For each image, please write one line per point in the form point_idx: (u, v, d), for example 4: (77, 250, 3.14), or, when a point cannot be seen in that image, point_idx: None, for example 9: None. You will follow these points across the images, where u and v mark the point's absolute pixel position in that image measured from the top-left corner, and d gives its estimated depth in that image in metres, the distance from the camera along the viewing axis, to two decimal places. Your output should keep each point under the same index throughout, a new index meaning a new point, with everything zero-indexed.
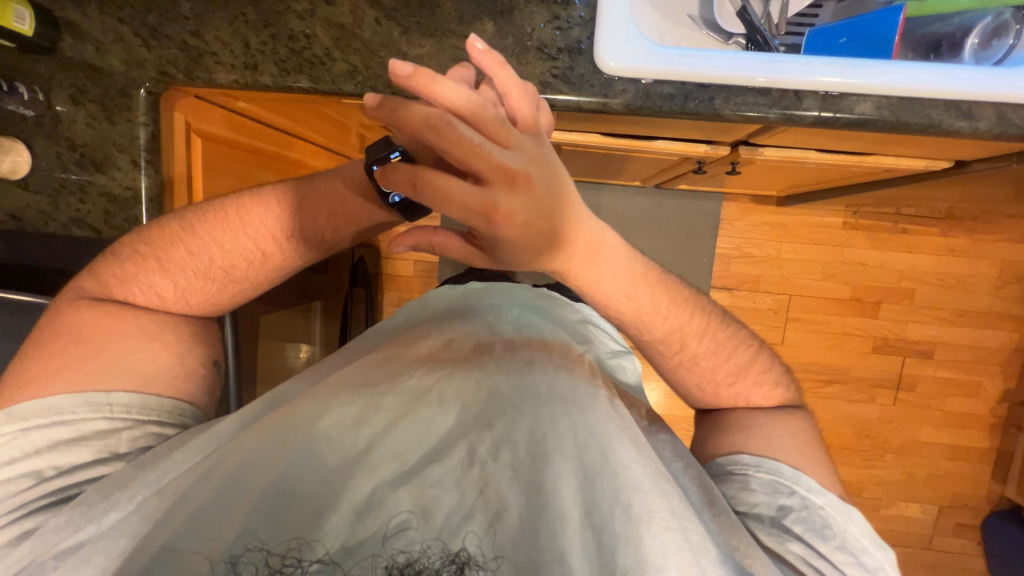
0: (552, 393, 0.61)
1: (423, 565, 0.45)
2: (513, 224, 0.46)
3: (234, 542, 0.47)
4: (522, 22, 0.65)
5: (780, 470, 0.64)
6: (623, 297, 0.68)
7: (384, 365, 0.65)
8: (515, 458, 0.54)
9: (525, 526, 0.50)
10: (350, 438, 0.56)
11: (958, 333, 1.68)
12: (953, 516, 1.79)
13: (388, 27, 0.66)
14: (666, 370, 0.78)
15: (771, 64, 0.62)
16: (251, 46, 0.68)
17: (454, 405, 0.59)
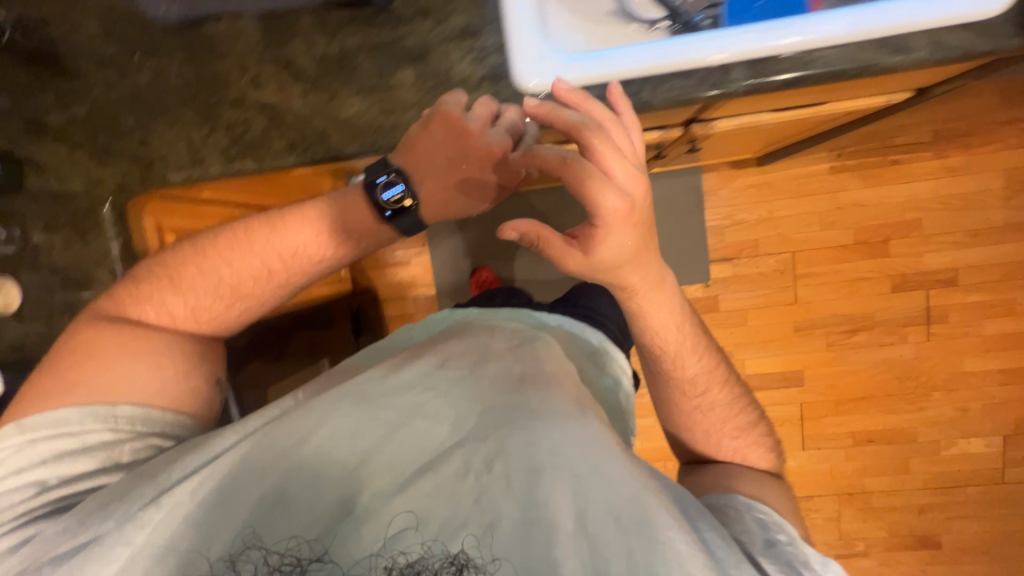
0: (552, 407, 0.58)
1: (423, 565, 0.50)
2: (623, 224, 0.58)
3: (234, 540, 0.53)
4: (439, 62, 0.66)
5: (771, 513, 0.71)
6: (672, 328, 0.79)
7: (374, 384, 0.63)
8: (507, 468, 0.53)
9: (517, 534, 0.50)
10: (346, 449, 0.57)
11: (978, 253, 1.60)
12: (1021, 444, 1.69)
13: (315, 97, 0.68)
14: (681, 411, 0.86)
15: (685, 47, 0.62)
16: (195, 143, 0.71)
17: (449, 419, 0.58)
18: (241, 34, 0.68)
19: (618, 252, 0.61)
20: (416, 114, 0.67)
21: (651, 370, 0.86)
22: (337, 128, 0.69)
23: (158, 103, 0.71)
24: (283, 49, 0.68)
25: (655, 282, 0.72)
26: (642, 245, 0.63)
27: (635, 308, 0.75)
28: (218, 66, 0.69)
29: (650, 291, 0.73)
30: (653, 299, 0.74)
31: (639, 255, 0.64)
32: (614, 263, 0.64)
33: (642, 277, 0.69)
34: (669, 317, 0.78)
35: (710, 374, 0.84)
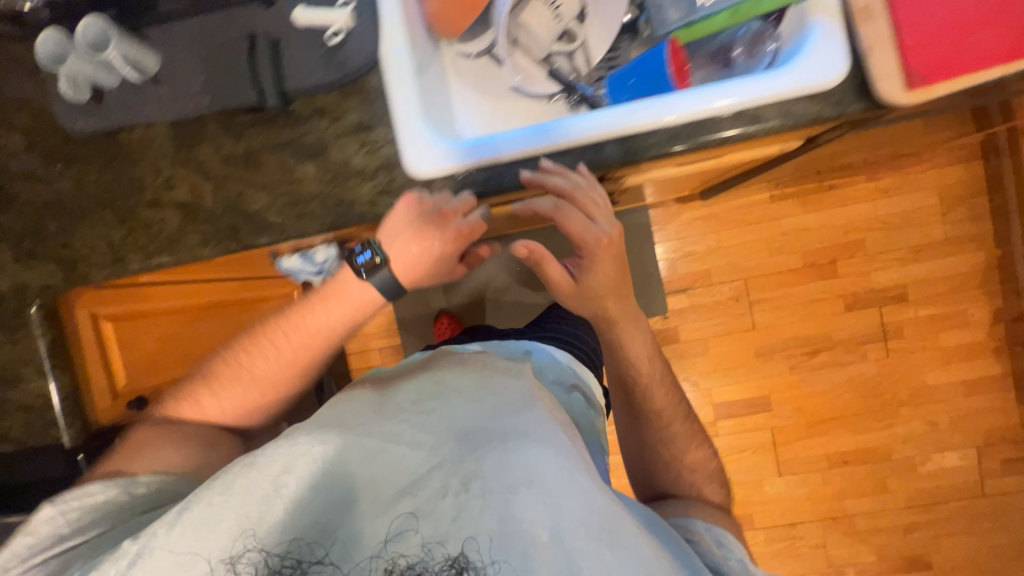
0: (529, 426, 0.58)
1: (423, 566, 0.49)
2: (606, 261, 0.75)
3: (229, 544, 0.51)
4: (337, 156, 0.70)
5: (727, 534, 0.74)
6: (643, 362, 0.86)
7: (362, 408, 0.62)
8: (488, 485, 0.51)
9: (506, 543, 0.48)
10: (333, 468, 0.55)
11: (923, 268, 1.64)
12: (996, 454, 1.67)
13: (225, 193, 0.72)
14: (647, 440, 0.89)
15: (555, 132, 0.67)
16: (115, 243, 0.75)
17: (426, 441, 0.56)
18: (153, 141, 0.73)
19: (603, 287, 0.77)
20: (320, 204, 0.71)
21: (621, 400, 0.90)
22: (246, 221, 0.73)
23: (79, 208, 0.75)
24: (192, 152, 0.72)
25: (628, 317, 0.83)
26: (620, 276, 0.78)
27: (615, 338, 0.84)
28: (133, 172, 0.74)
29: (627, 325, 0.83)
30: (630, 331, 0.84)
31: (621, 286, 0.79)
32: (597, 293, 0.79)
33: (620, 311, 0.81)
34: (641, 349, 0.86)
35: (673, 410, 0.88)
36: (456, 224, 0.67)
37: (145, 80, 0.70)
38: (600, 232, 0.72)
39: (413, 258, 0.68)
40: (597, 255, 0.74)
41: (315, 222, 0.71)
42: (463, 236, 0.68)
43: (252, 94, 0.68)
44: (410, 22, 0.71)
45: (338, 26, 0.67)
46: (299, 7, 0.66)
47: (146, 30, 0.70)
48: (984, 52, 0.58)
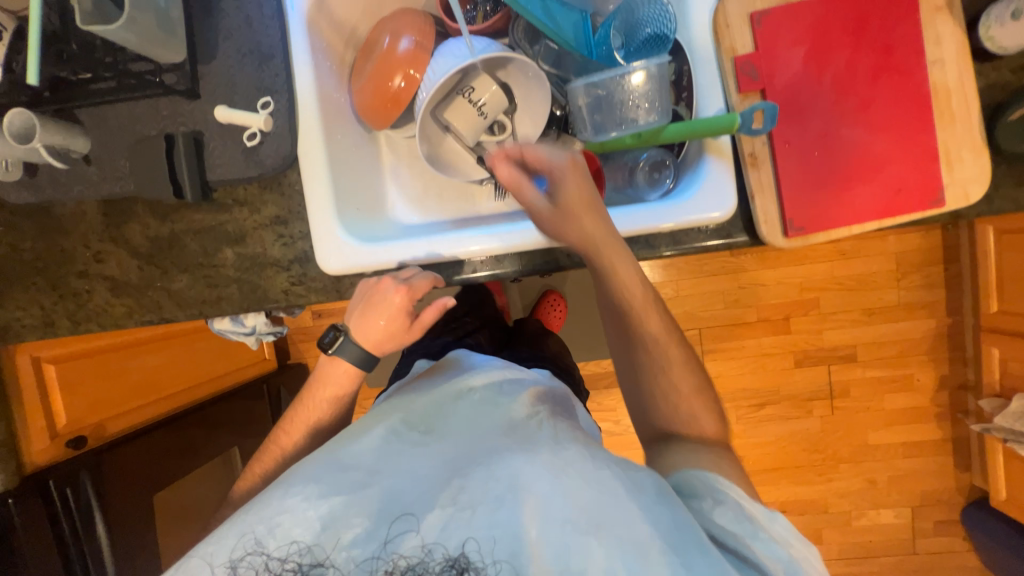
0: (514, 438, 0.55)
1: (424, 568, 0.47)
2: (573, 176, 0.64)
3: (232, 549, 0.51)
4: (255, 246, 0.74)
5: (742, 499, 0.51)
6: (618, 276, 0.64)
7: (359, 429, 0.61)
8: (479, 489, 0.50)
9: (504, 540, 0.46)
10: (333, 482, 0.53)
11: (875, 331, 1.67)
12: (929, 514, 1.72)
13: (149, 271, 0.76)
14: (644, 370, 0.66)
15: (461, 241, 0.71)
16: (45, 308, 0.79)
17: (422, 462, 0.55)
18: (84, 216, 0.76)
19: (571, 220, 0.64)
20: (237, 289, 0.75)
21: (611, 328, 0.69)
22: (168, 299, 0.76)
23: (13, 274, 0.79)
24: (120, 230, 0.76)
25: (599, 231, 0.63)
26: (590, 202, 0.64)
27: (603, 265, 0.64)
28: (65, 243, 0.77)
29: (604, 237, 0.63)
30: (608, 247, 0.64)
31: (594, 209, 0.64)
32: (572, 228, 0.64)
33: (596, 234, 0.63)
34: (630, 264, 0.65)
35: (664, 325, 0.65)
36: (392, 287, 0.66)
37: (74, 163, 0.73)
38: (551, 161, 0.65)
39: (369, 328, 0.67)
40: (565, 173, 0.64)
41: (233, 305, 0.75)
42: (413, 292, 0.66)
43: (169, 187, 0.69)
44: (331, 115, 0.74)
45: (257, 128, 0.69)
46: (222, 106, 0.69)
47: (76, 114, 0.72)
48: (865, 206, 0.61)
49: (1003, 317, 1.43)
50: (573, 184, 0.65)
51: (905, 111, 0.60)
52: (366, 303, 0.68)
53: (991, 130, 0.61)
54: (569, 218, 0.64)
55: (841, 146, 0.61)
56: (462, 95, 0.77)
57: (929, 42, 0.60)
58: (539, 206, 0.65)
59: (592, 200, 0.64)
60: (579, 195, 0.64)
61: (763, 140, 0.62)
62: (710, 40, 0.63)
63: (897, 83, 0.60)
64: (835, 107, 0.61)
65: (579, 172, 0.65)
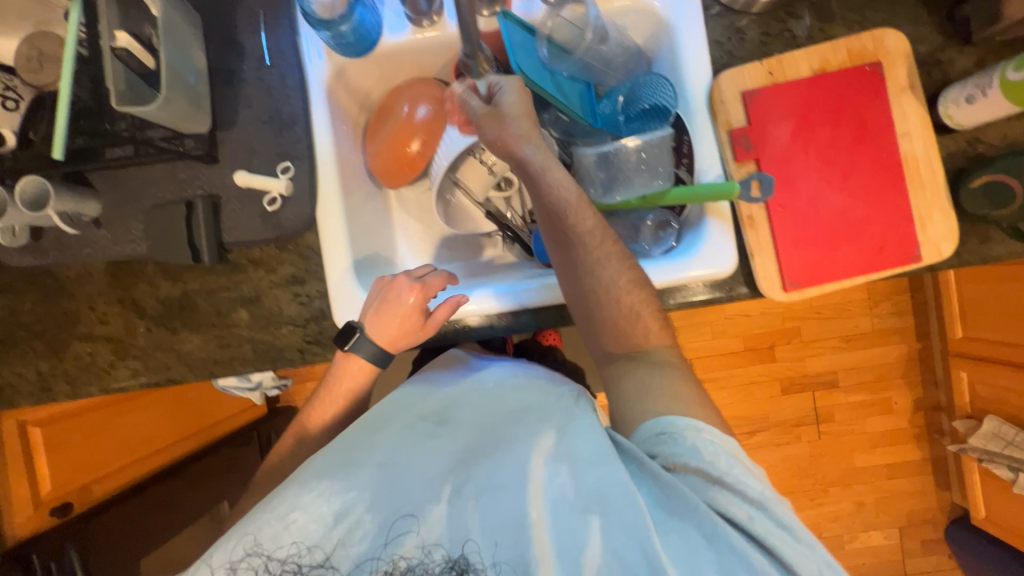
0: (520, 436, 0.62)
1: (424, 567, 0.55)
2: (520, 93, 0.65)
3: (238, 546, 0.55)
4: (270, 304, 0.74)
5: (707, 440, 0.56)
6: (551, 180, 0.63)
7: (376, 423, 0.66)
8: (480, 491, 0.58)
9: (503, 535, 0.55)
10: (352, 481, 0.59)
11: (852, 356, 1.75)
12: (916, 534, 1.78)
13: (158, 331, 0.75)
14: (585, 272, 0.64)
15: (480, 300, 0.73)
16: (43, 372, 0.76)
17: (436, 459, 0.62)
18: (90, 278, 0.75)
19: (515, 125, 0.64)
20: (250, 348, 0.74)
21: (547, 236, 0.66)
22: (177, 359, 0.75)
23: (10, 337, 0.76)
24: (129, 290, 0.75)
25: (535, 143, 0.64)
26: (530, 117, 0.65)
27: (535, 166, 0.63)
28: (69, 305, 0.76)
29: (538, 150, 0.64)
30: (546, 158, 0.63)
31: (535, 122, 0.65)
32: (510, 130, 0.63)
33: (527, 149, 0.63)
34: (566, 175, 0.64)
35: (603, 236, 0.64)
36: (406, 282, 0.68)
37: (84, 226, 0.72)
38: (494, 77, 0.67)
39: (382, 322, 0.68)
40: (512, 91, 0.65)
41: (245, 364, 0.74)
42: (428, 289, 0.69)
43: (187, 251, 0.70)
44: (348, 176, 0.76)
45: (278, 192, 0.71)
46: (241, 170, 0.71)
47: (88, 177, 0.72)
48: (855, 261, 0.67)
49: (967, 342, 1.54)
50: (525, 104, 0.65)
51: (881, 179, 0.67)
52: (383, 292, 0.69)
53: (954, 193, 0.68)
54: (509, 123, 0.64)
55: (829, 209, 0.67)
56: (475, 155, 0.82)
57: (897, 118, 0.67)
58: (476, 108, 0.66)
59: (531, 114, 0.65)
60: (522, 108, 0.65)
61: (760, 203, 0.68)
62: (707, 114, 0.69)
63: (874, 154, 0.67)
64: (821, 174, 0.67)
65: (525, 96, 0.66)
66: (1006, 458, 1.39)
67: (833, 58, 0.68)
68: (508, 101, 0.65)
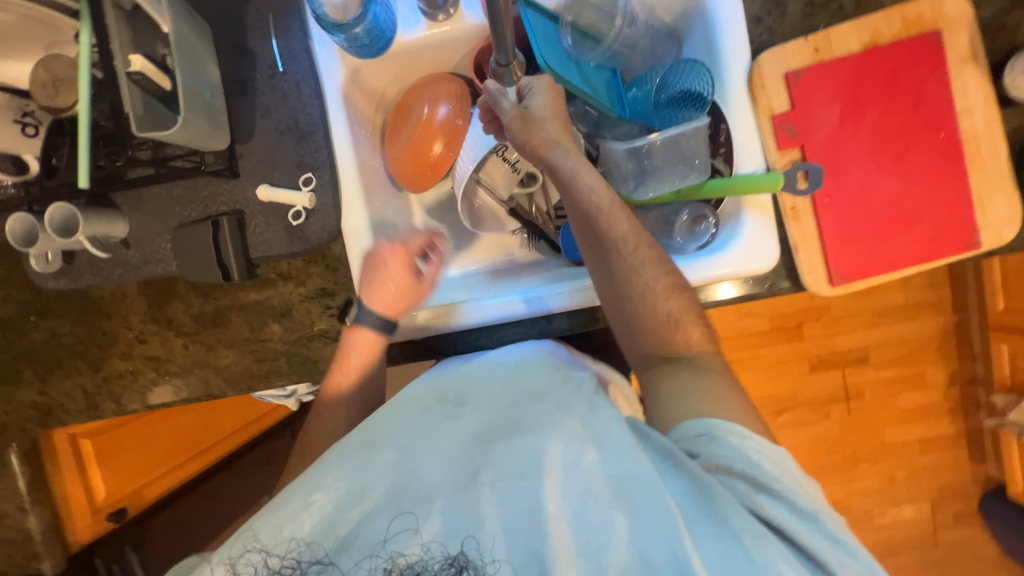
0: (542, 419, 0.56)
1: (424, 566, 0.49)
2: (547, 94, 0.65)
3: (236, 542, 0.51)
4: (302, 318, 0.74)
5: (746, 441, 0.54)
6: (581, 181, 0.61)
7: (390, 410, 0.60)
8: (497, 480, 0.53)
9: (516, 530, 0.50)
10: (357, 470, 0.54)
11: (886, 332, 1.69)
12: (949, 506, 1.76)
13: (195, 348, 0.76)
14: (620, 272, 0.63)
15: (510, 305, 0.71)
16: (89, 391, 0.78)
17: (449, 444, 0.56)
18: (124, 298, 0.76)
19: (542, 129, 0.63)
20: (286, 361, 0.75)
21: (580, 242, 0.64)
22: (215, 374, 0.76)
23: (54, 359, 0.78)
24: (163, 309, 0.76)
25: (560, 146, 0.63)
26: (558, 117, 0.65)
27: (565, 167, 0.62)
28: (107, 325, 0.77)
29: (565, 154, 0.62)
30: (572, 161, 0.62)
31: (560, 125, 0.65)
32: (541, 133, 0.63)
33: (555, 152, 0.62)
34: (597, 176, 0.63)
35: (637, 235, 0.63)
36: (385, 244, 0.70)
37: (113, 247, 0.72)
38: (523, 79, 0.67)
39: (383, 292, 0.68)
40: (541, 93, 0.65)
41: (282, 377, 0.75)
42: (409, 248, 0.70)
43: (217, 271, 0.69)
44: (370, 183, 0.74)
45: (302, 206, 0.70)
46: (264, 185, 0.70)
47: (112, 198, 0.71)
48: (908, 252, 0.64)
49: (1010, 314, 1.48)
50: (555, 107, 0.65)
51: (939, 161, 0.63)
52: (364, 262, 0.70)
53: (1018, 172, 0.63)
54: (540, 129, 0.63)
55: (880, 197, 0.63)
56: (496, 154, 0.79)
57: (957, 93, 0.62)
58: (506, 108, 0.63)
59: (558, 116, 0.65)
60: (548, 111, 0.65)
61: (806, 195, 0.64)
62: (746, 99, 0.65)
63: (932, 135, 0.62)
64: (872, 161, 0.63)
65: (554, 98, 0.65)
66: None
67: (886, 29, 0.62)
68: (540, 103, 0.65)
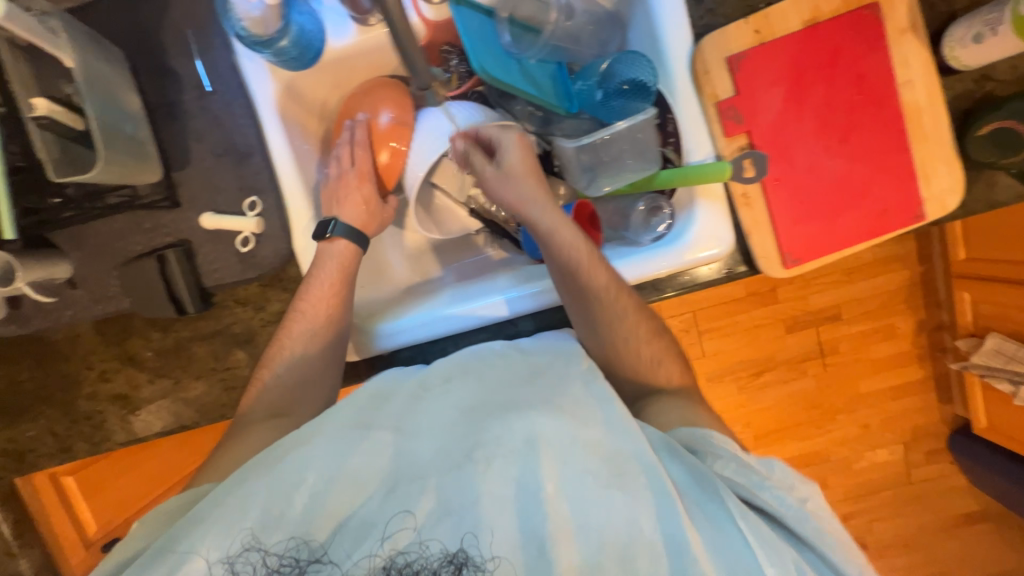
0: (534, 396, 0.57)
1: (421, 565, 0.48)
2: (517, 144, 0.68)
3: (230, 543, 0.49)
4: (266, 342, 0.73)
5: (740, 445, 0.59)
6: (554, 235, 0.64)
7: (379, 399, 0.61)
8: (494, 461, 0.52)
9: (516, 514, 0.50)
10: (356, 456, 0.54)
11: (856, 288, 1.74)
12: (920, 447, 1.86)
13: (161, 382, 0.75)
14: (600, 320, 0.65)
15: (473, 315, 0.71)
16: (60, 434, 0.77)
17: (442, 426, 0.57)
18: (80, 338, 0.74)
19: (513, 182, 0.67)
20: None
21: (563, 293, 0.66)
22: (185, 406, 0.76)
23: (16, 405, 0.77)
24: (122, 347, 0.74)
25: (532, 197, 0.66)
26: (531, 169, 0.67)
27: (538, 222, 0.65)
28: (66, 367, 0.75)
29: (539, 203, 0.66)
30: (547, 212, 0.65)
31: (534, 174, 0.67)
32: (507, 190, 0.67)
33: (528, 208, 0.66)
34: (575, 231, 0.65)
35: (614, 283, 0.64)
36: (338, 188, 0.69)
37: (58, 289, 0.70)
38: (488, 130, 0.69)
39: (350, 208, 0.69)
40: (510, 145, 0.68)
41: None
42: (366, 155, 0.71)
43: (170, 306, 0.68)
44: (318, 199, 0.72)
45: (250, 232, 0.68)
46: (208, 213, 0.67)
47: (49, 239, 0.69)
48: (855, 230, 0.65)
49: (971, 262, 1.52)
50: (525, 157, 0.67)
51: (883, 137, 0.63)
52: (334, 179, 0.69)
53: (959, 141, 0.64)
54: (508, 183, 0.67)
55: (826, 176, 0.64)
56: (449, 158, 0.74)
57: (897, 64, 0.62)
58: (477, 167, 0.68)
59: (531, 166, 0.67)
60: (518, 161, 0.67)
61: (756, 181, 0.64)
62: (691, 87, 0.64)
63: (875, 110, 0.63)
64: (817, 141, 0.63)
65: (521, 147, 0.68)
66: (1008, 372, 1.42)
67: (825, 4, 0.61)
68: (510, 155, 0.67)
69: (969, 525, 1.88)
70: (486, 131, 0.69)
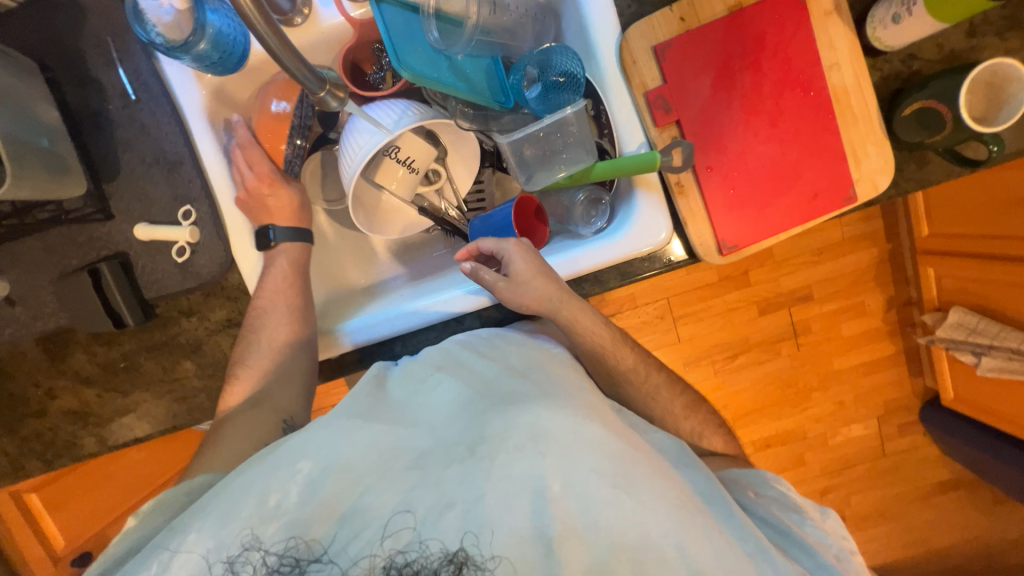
0: (531, 390, 0.58)
1: (422, 565, 0.47)
2: (521, 250, 0.64)
3: (229, 543, 0.48)
4: (213, 351, 0.73)
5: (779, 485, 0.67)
6: (582, 324, 0.67)
7: (377, 396, 0.61)
8: (498, 454, 0.52)
9: (522, 512, 0.50)
10: (357, 449, 0.54)
11: (826, 268, 1.76)
12: (894, 420, 1.90)
13: (110, 396, 0.75)
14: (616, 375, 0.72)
15: (420, 314, 0.70)
16: (11, 453, 0.76)
17: (440, 419, 0.57)
18: (24, 356, 0.73)
19: (536, 291, 0.63)
20: (206, 396, 0.74)
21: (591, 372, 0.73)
22: (136, 419, 0.75)
23: None
24: (66, 362, 0.73)
25: (555, 298, 0.64)
26: (547, 270, 0.64)
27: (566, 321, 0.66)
28: (11, 386, 0.74)
29: (562, 299, 0.65)
30: (572, 307, 0.66)
31: (550, 273, 0.65)
32: (532, 302, 0.64)
33: (555, 312, 0.65)
34: (593, 316, 0.68)
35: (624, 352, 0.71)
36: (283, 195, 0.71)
37: None
38: (488, 244, 0.66)
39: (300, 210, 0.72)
40: (513, 254, 0.64)
41: (204, 413, 0.75)
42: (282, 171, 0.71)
43: (107, 319, 0.67)
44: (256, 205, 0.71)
45: (185, 241, 0.67)
46: (142, 223, 0.67)
47: None
48: (788, 216, 0.65)
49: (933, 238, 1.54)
50: (539, 262, 0.65)
51: (812, 120, 0.63)
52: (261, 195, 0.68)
53: (888, 123, 0.64)
54: (530, 296, 0.63)
55: (758, 161, 0.64)
56: (389, 155, 0.72)
57: (823, 47, 0.62)
58: (490, 284, 0.64)
59: (544, 267, 0.64)
60: (532, 268, 0.63)
61: (688, 169, 0.64)
62: (620, 76, 0.63)
63: (801, 94, 0.63)
64: (746, 126, 0.64)
65: (526, 251, 0.65)
66: (970, 343, 1.44)
67: None
68: (519, 265, 0.64)
69: (942, 494, 1.93)
70: (486, 246, 0.66)
